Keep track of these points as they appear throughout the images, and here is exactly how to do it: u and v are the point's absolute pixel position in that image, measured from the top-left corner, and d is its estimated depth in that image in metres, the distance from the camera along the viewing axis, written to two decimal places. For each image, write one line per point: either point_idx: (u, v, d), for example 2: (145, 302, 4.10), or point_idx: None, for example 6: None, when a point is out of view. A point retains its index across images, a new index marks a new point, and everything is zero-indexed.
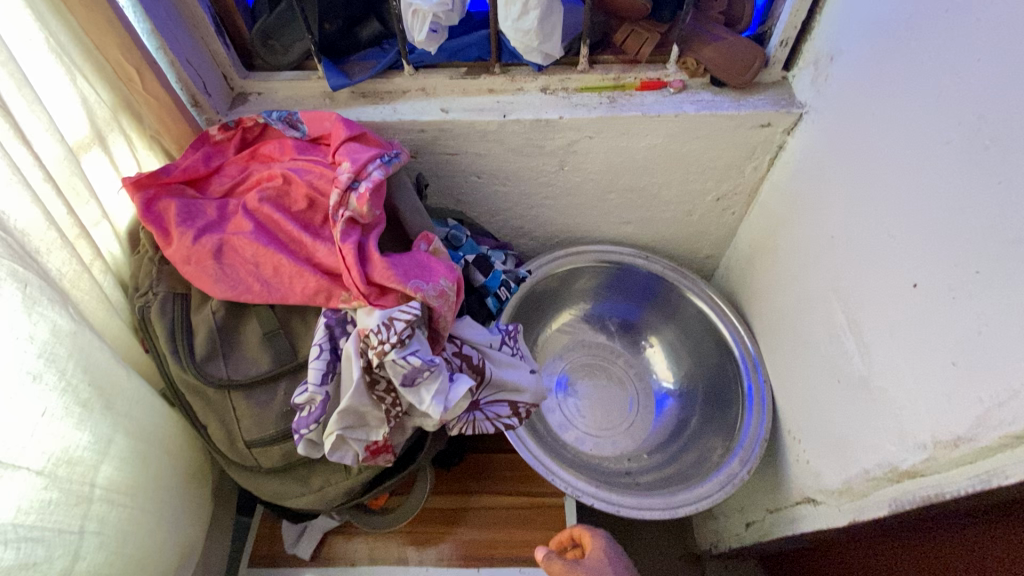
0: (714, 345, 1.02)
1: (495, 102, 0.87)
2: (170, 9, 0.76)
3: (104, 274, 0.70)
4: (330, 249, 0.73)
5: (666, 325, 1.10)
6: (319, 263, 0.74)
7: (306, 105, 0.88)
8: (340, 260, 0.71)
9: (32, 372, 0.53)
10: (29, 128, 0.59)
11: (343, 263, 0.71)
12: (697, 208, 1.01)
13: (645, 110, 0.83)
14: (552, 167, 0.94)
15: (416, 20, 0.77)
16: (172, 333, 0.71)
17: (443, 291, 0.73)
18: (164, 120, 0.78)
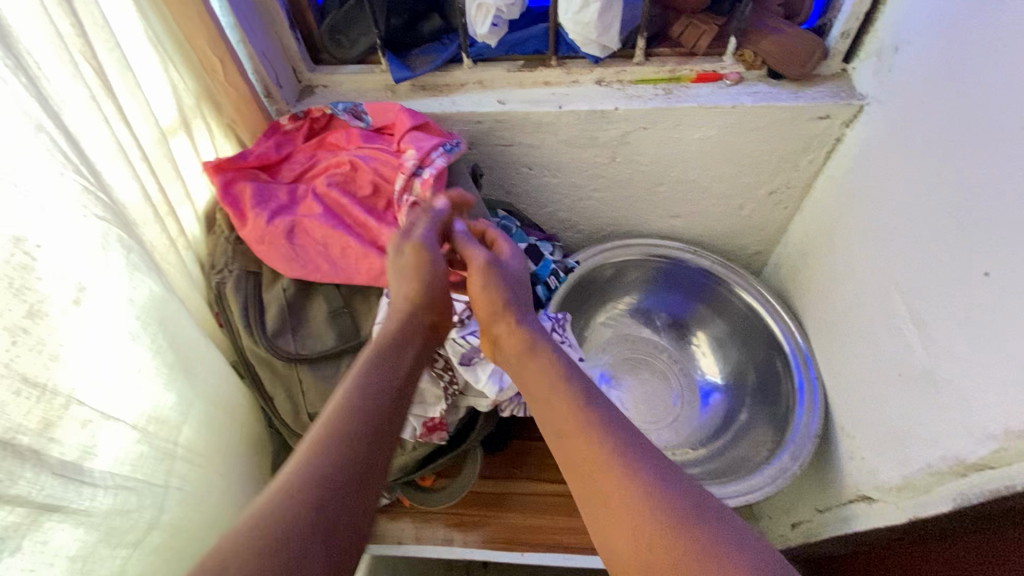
0: (763, 341, 1.01)
1: (551, 94, 0.89)
2: (251, 6, 0.81)
3: (186, 250, 0.74)
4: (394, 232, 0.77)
5: (713, 321, 1.09)
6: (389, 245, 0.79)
7: (369, 97, 0.92)
8: None
9: (131, 332, 0.56)
10: (129, 110, 0.63)
11: None
12: (749, 202, 1.01)
13: (702, 102, 0.84)
14: (603, 159, 0.95)
15: (479, 14, 0.81)
16: (246, 309, 0.75)
17: None
18: (241, 110, 0.83)
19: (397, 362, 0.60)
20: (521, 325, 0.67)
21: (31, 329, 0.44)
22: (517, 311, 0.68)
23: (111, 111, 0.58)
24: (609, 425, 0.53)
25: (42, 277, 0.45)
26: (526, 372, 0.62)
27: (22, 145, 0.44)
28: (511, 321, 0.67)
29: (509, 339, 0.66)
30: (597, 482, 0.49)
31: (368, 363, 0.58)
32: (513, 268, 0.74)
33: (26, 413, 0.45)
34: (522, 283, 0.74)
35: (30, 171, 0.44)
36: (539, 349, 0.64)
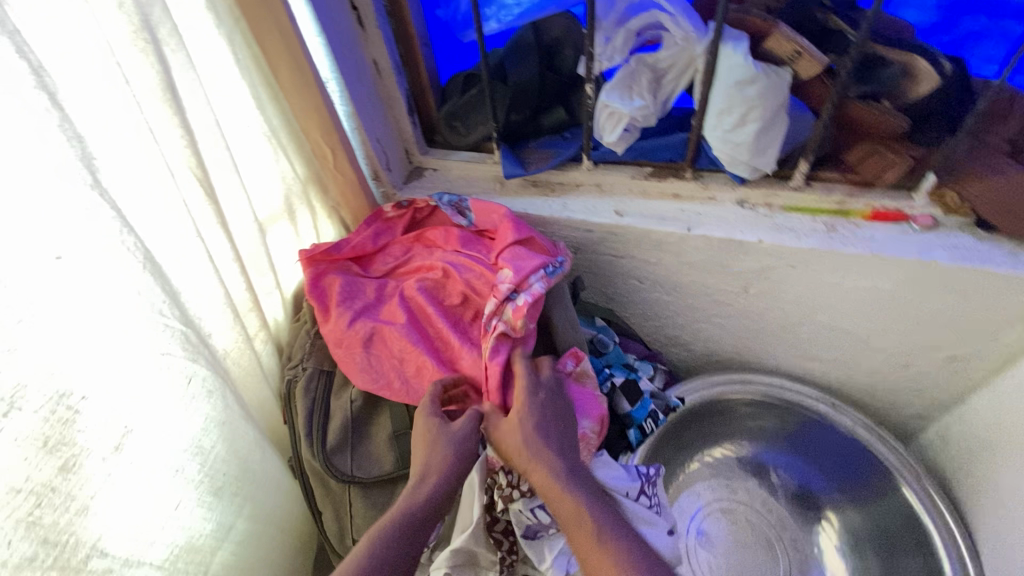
0: (918, 566, 0.78)
1: (679, 211, 0.76)
2: (372, 94, 0.77)
3: (264, 343, 0.70)
4: (476, 359, 0.68)
5: (857, 510, 0.87)
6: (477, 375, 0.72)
7: (477, 188, 0.85)
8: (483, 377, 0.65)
9: (176, 466, 0.51)
10: (231, 209, 0.60)
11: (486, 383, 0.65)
12: (917, 362, 0.79)
13: (877, 249, 0.67)
14: (732, 289, 0.80)
15: (609, 121, 0.71)
16: (311, 414, 0.70)
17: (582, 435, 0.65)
18: (346, 195, 0.79)
19: (416, 531, 0.55)
20: (549, 477, 0.57)
21: (60, 486, 0.40)
22: (542, 455, 0.58)
23: (208, 218, 0.55)
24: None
25: (82, 428, 0.41)
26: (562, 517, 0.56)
27: (86, 289, 0.40)
28: (534, 469, 0.58)
29: (538, 484, 0.58)
30: None
31: (383, 536, 0.54)
32: (535, 403, 0.61)
33: None
34: (551, 421, 0.60)
35: (87, 315, 0.40)
36: (568, 496, 0.56)
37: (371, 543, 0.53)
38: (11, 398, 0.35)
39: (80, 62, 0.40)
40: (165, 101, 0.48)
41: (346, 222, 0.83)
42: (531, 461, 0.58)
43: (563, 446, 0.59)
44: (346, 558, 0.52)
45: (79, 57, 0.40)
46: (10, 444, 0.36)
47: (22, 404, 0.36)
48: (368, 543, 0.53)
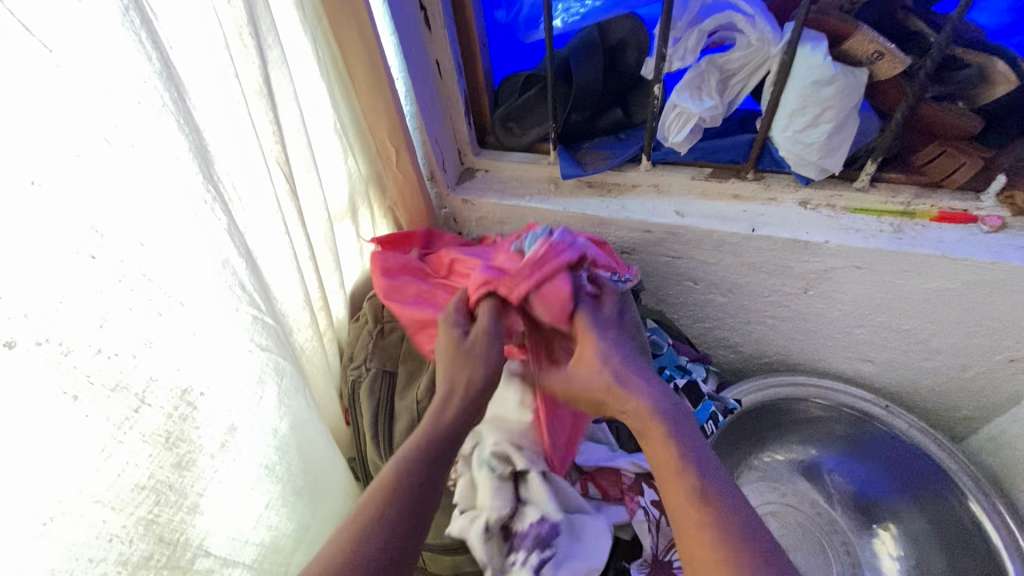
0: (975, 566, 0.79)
1: (741, 211, 0.76)
2: (433, 93, 0.77)
3: (330, 342, 0.69)
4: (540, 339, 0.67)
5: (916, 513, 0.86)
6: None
7: (532, 189, 0.85)
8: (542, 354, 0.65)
9: (265, 464, 0.50)
10: (308, 206, 0.60)
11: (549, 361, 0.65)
12: (976, 364, 0.79)
13: (947, 250, 0.67)
14: (791, 289, 0.79)
15: (676, 121, 0.71)
16: (376, 415, 0.69)
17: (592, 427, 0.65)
18: (404, 195, 0.78)
19: (443, 453, 0.54)
20: (636, 403, 0.55)
21: (176, 483, 0.40)
22: (631, 380, 0.57)
23: (292, 217, 0.55)
24: (732, 528, 0.44)
25: (199, 426, 0.41)
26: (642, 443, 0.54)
27: (204, 288, 0.40)
28: (618, 393, 0.57)
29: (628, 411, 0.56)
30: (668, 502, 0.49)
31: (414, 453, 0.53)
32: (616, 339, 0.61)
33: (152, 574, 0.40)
34: (632, 355, 0.60)
35: (206, 312, 0.41)
36: (656, 420, 0.53)
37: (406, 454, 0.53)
38: (142, 394, 0.36)
39: (195, 56, 0.40)
40: (263, 99, 0.47)
41: (401, 223, 0.83)
42: (618, 386, 0.57)
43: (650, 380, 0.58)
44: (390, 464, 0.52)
45: (195, 55, 0.40)
46: (138, 439, 0.37)
47: (150, 399, 0.37)
48: (404, 456, 0.53)
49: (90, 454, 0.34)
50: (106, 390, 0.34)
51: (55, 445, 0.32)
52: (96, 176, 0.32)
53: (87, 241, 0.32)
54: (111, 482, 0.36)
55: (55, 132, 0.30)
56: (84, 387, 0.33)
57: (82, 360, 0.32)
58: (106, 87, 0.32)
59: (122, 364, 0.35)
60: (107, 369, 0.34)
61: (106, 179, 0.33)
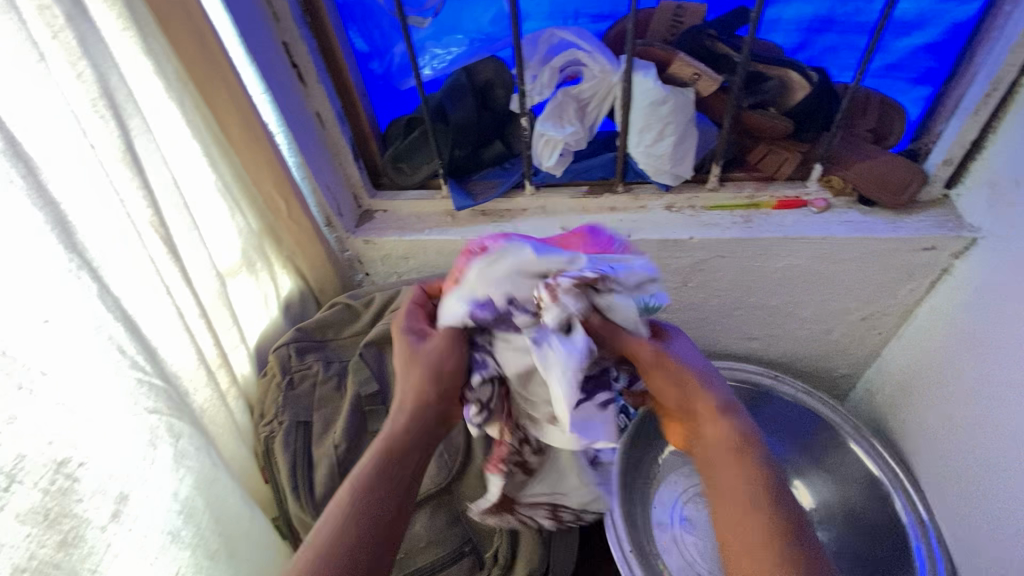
0: (880, 513, 0.87)
1: (618, 221, 0.84)
2: (317, 142, 0.80)
3: (236, 400, 0.69)
4: None
5: (819, 472, 0.95)
6: None
7: (430, 223, 0.89)
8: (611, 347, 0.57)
9: (171, 531, 0.50)
10: (195, 268, 0.61)
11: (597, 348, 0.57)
12: (837, 327, 0.91)
13: (787, 232, 0.78)
14: (674, 285, 0.88)
15: (546, 148, 0.78)
16: (294, 467, 0.69)
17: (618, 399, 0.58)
18: (301, 243, 0.79)
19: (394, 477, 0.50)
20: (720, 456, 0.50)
21: (62, 562, 0.40)
22: (707, 381, 0.53)
23: (175, 276, 0.56)
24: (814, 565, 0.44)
25: (82, 498, 0.42)
26: (714, 477, 0.50)
27: (75, 356, 0.42)
28: (716, 399, 0.52)
29: (711, 436, 0.51)
30: (751, 541, 0.46)
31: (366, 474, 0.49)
32: (695, 362, 0.55)
33: None
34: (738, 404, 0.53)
35: (78, 382, 0.42)
36: (748, 446, 0.50)
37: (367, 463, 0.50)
38: (11, 472, 0.36)
39: (45, 132, 0.42)
40: (125, 164, 0.49)
41: (302, 271, 0.84)
42: (695, 390, 0.53)
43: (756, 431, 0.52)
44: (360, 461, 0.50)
45: (50, 131, 0.42)
46: (13, 520, 0.37)
47: (23, 477, 0.37)
48: (376, 453, 0.51)
49: None
50: None
51: None
52: None
53: None
54: None
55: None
56: None
57: None
58: None
59: None
60: None
61: None
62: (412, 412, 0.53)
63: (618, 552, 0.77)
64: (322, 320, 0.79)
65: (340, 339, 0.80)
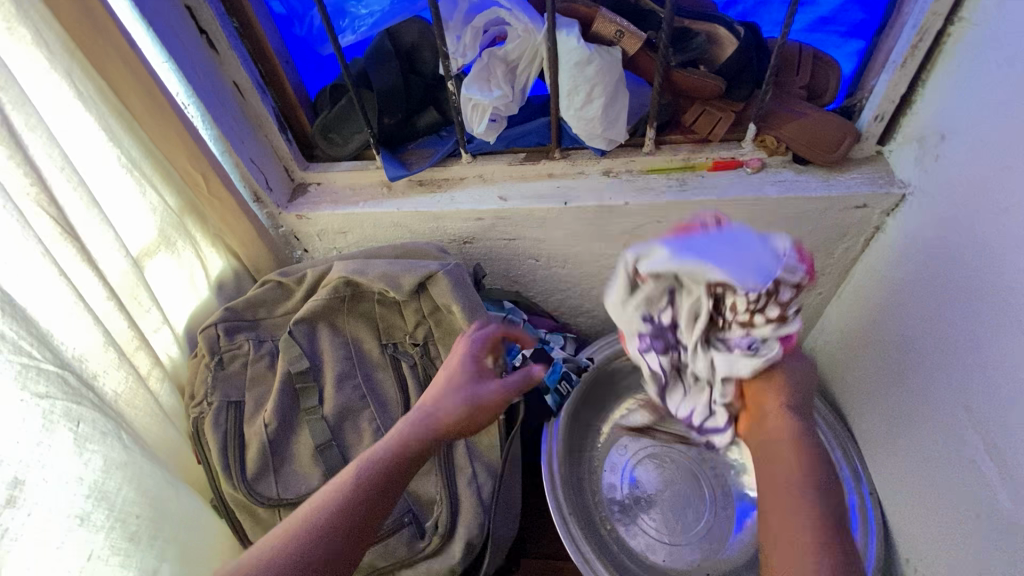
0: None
1: (555, 188, 0.83)
2: (237, 113, 0.77)
3: (161, 382, 0.68)
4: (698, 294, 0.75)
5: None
6: (393, 352, 0.79)
7: (365, 195, 0.87)
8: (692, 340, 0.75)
9: (79, 515, 0.50)
10: (99, 248, 0.59)
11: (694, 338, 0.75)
12: None
13: (721, 193, 0.77)
14: (615, 252, 0.87)
15: (475, 113, 0.76)
16: (226, 446, 0.69)
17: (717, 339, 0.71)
18: (227, 220, 0.77)
19: (360, 501, 0.50)
20: (779, 437, 0.61)
21: None
22: (804, 395, 0.66)
23: (72, 257, 0.54)
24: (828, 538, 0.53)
25: None
26: (767, 452, 0.62)
27: None
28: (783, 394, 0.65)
29: (771, 417, 0.64)
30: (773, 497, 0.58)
31: (361, 478, 0.51)
32: (808, 388, 0.67)
33: None
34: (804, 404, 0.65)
35: None
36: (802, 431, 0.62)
37: (368, 457, 0.53)
38: None
39: None
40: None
41: (233, 249, 0.82)
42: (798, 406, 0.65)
43: (812, 430, 0.63)
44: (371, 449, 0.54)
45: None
46: None
47: None
48: (363, 459, 0.52)
49: None
50: None
51: None
52: None
53: None
54: None
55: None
56: None
57: None
58: None
59: None
60: None
61: None
62: (423, 424, 0.54)
63: (556, 514, 0.79)
64: (252, 298, 0.77)
65: (274, 316, 0.78)
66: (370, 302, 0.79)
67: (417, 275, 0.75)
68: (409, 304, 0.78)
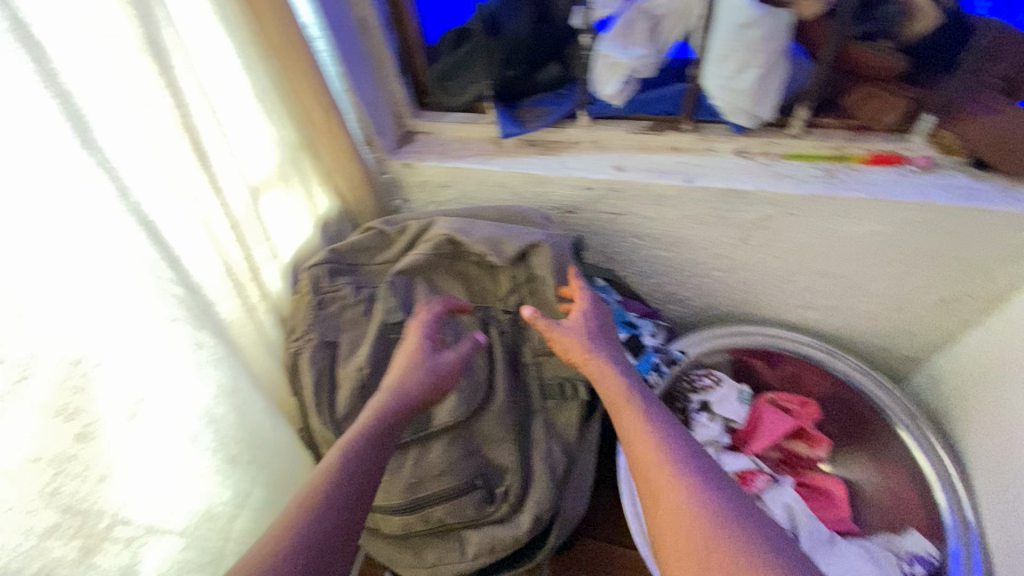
0: (921, 510, 0.81)
1: (679, 163, 0.75)
2: (361, 52, 0.75)
3: (267, 312, 0.69)
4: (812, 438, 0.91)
5: (857, 460, 0.92)
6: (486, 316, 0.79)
7: (472, 150, 0.84)
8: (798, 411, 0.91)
9: (190, 433, 0.51)
10: (227, 173, 0.59)
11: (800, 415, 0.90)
12: (910, 305, 0.81)
13: (877, 192, 0.67)
14: (731, 241, 0.80)
15: (608, 73, 0.70)
16: (319, 382, 0.70)
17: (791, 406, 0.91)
18: (338, 162, 0.76)
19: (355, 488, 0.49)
20: (625, 405, 0.57)
21: (79, 455, 0.41)
22: (620, 377, 0.60)
23: (203, 185, 0.53)
24: (705, 495, 0.47)
25: (98, 395, 0.42)
26: (631, 442, 0.54)
27: (99, 254, 0.41)
28: (594, 362, 0.63)
29: (615, 402, 0.59)
30: (655, 490, 0.50)
31: (342, 458, 0.51)
32: (615, 363, 0.63)
33: (65, 546, 0.41)
34: (608, 331, 0.69)
35: (95, 282, 0.41)
36: (640, 409, 0.56)
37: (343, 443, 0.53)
38: (25, 365, 0.36)
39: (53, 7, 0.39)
40: (149, 58, 0.45)
41: (341, 192, 0.81)
42: (614, 385, 0.60)
43: (654, 402, 0.58)
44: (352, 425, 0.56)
45: (62, 16, 0.39)
46: (30, 411, 0.37)
47: (37, 370, 0.37)
48: (339, 448, 0.53)
49: None
50: None
51: None
52: None
53: None
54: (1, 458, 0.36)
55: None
56: None
57: None
58: None
59: None
60: None
61: None
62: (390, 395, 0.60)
63: (629, 506, 0.76)
64: (355, 243, 0.77)
65: (372, 263, 0.78)
66: (467, 263, 0.79)
67: (520, 243, 0.73)
68: (505, 270, 0.78)
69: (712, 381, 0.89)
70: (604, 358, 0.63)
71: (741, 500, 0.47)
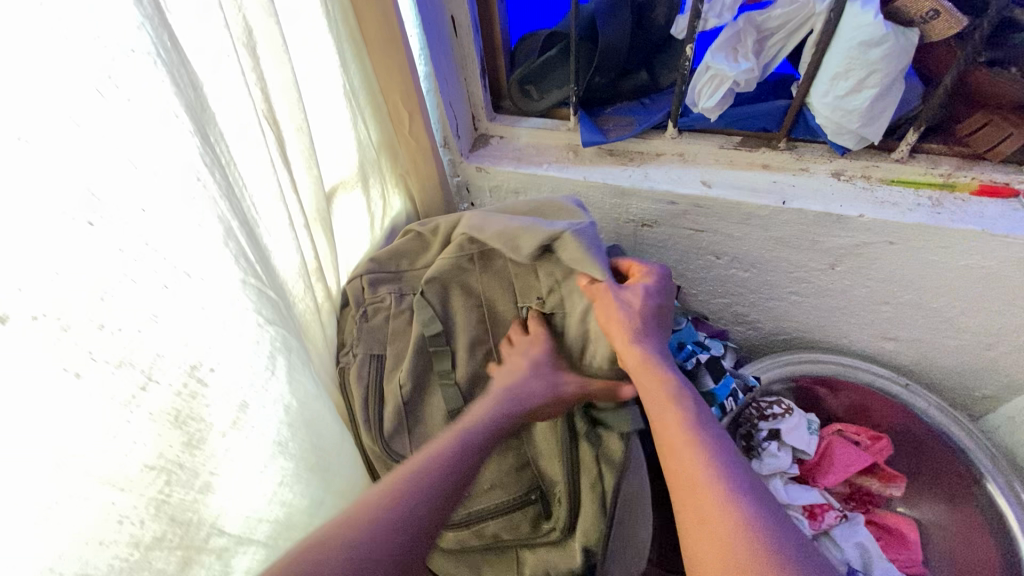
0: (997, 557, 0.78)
1: (772, 182, 0.73)
2: (448, 51, 0.73)
3: (328, 316, 0.66)
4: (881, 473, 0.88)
5: (926, 495, 0.89)
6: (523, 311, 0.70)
7: (549, 156, 0.81)
8: (872, 446, 0.87)
9: (279, 443, 0.49)
10: (297, 175, 0.56)
11: (874, 451, 0.87)
12: (1002, 344, 0.77)
13: (986, 226, 0.64)
14: (819, 266, 0.77)
15: (708, 86, 0.67)
16: (364, 398, 0.66)
17: (864, 440, 0.88)
18: (416, 163, 0.74)
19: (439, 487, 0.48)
20: (668, 404, 0.56)
21: (187, 463, 0.40)
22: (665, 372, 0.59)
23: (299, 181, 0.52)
24: (742, 499, 0.45)
25: (210, 403, 0.41)
26: (665, 436, 0.53)
27: (215, 262, 0.39)
28: (640, 353, 0.60)
29: (656, 398, 0.57)
30: (682, 488, 0.48)
31: (430, 473, 0.48)
32: (663, 361, 0.61)
33: (166, 556, 0.40)
34: (664, 313, 0.65)
35: (217, 291, 0.40)
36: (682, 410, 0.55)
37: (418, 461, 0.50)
38: (149, 369, 0.35)
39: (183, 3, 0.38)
40: None
41: (412, 193, 0.79)
42: (659, 377, 0.58)
43: (700, 408, 0.56)
44: (444, 434, 0.55)
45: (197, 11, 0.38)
46: (145, 418, 0.36)
47: (159, 376, 0.36)
48: (416, 465, 0.49)
49: (95, 432, 0.33)
50: (112, 365, 0.33)
51: (48, 416, 0.30)
52: (96, 137, 0.31)
53: (83, 204, 0.30)
54: (119, 462, 0.35)
55: (33, 89, 0.28)
56: (86, 363, 0.32)
57: (87, 335, 0.31)
58: (94, 33, 0.30)
59: (125, 339, 0.34)
60: (112, 343, 0.33)
61: (95, 130, 0.31)
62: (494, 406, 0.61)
63: None
64: (394, 249, 0.73)
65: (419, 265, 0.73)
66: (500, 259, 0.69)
67: (540, 237, 0.62)
68: (544, 264, 0.67)
69: (782, 409, 0.84)
70: (653, 351, 0.61)
71: (783, 519, 0.44)
